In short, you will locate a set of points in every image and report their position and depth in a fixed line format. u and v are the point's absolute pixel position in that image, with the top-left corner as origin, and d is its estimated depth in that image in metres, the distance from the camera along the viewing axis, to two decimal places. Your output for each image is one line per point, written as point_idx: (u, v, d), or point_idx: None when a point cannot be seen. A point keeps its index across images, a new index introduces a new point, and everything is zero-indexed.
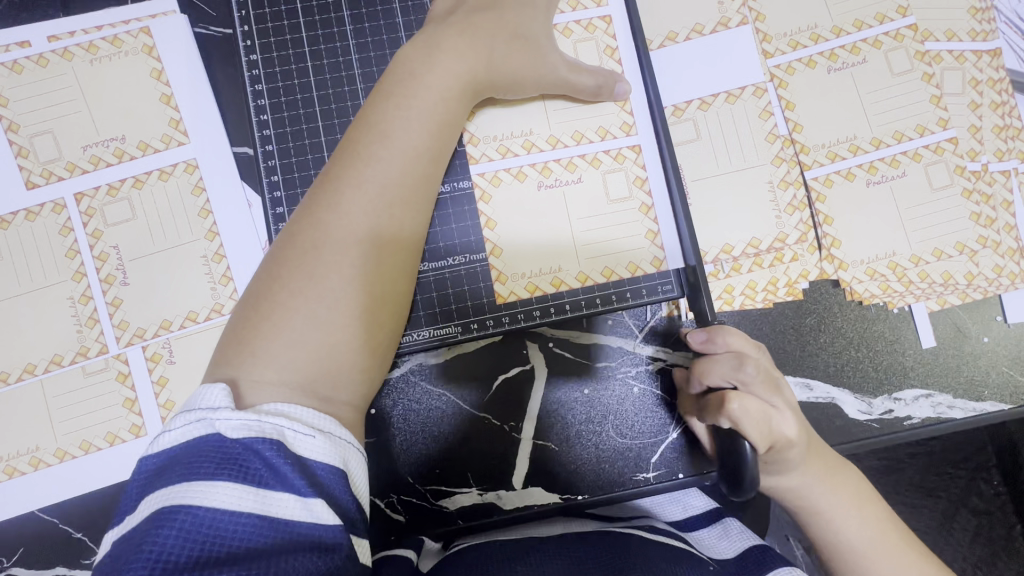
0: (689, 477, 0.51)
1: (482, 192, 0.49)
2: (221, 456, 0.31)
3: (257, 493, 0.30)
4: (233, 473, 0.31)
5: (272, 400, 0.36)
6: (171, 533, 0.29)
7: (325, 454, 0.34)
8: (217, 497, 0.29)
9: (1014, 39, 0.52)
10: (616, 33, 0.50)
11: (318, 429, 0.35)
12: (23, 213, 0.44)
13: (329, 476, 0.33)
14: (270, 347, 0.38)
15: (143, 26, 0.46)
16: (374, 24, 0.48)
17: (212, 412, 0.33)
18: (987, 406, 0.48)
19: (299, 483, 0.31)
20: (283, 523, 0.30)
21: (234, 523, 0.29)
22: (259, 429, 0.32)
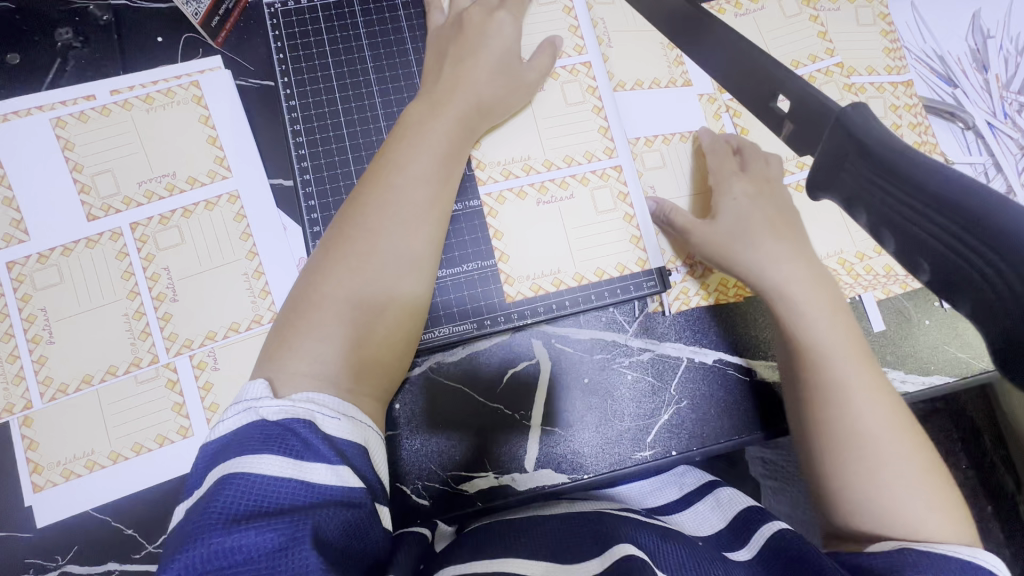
0: (682, 454, 0.53)
1: (489, 209, 0.52)
2: (265, 434, 0.35)
3: (297, 463, 0.34)
4: (278, 446, 0.34)
5: (302, 390, 0.39)
6: (229, 496, 0.32)
7: (349, 434, 0.39)
8: (266, 466, 0.33)
9: (924, 72, 0.62)
10: (597, 75, 0.55)
11: (342, 413, 0.39)
12: (83, 241, 0.51)
13: (352, 452, 0.38)
14: (307, 341, 0.42)
15: (193, 80, 0.54)
16: (392, 64, 0.55)
17: (256, 400, 0.37)
18: (934, 379, 0.56)
19: (330, 454, 0.36)
20: (320, 486, 0.34)
21: (282, 486, 0.33)
22: (293, 412, 0.37)
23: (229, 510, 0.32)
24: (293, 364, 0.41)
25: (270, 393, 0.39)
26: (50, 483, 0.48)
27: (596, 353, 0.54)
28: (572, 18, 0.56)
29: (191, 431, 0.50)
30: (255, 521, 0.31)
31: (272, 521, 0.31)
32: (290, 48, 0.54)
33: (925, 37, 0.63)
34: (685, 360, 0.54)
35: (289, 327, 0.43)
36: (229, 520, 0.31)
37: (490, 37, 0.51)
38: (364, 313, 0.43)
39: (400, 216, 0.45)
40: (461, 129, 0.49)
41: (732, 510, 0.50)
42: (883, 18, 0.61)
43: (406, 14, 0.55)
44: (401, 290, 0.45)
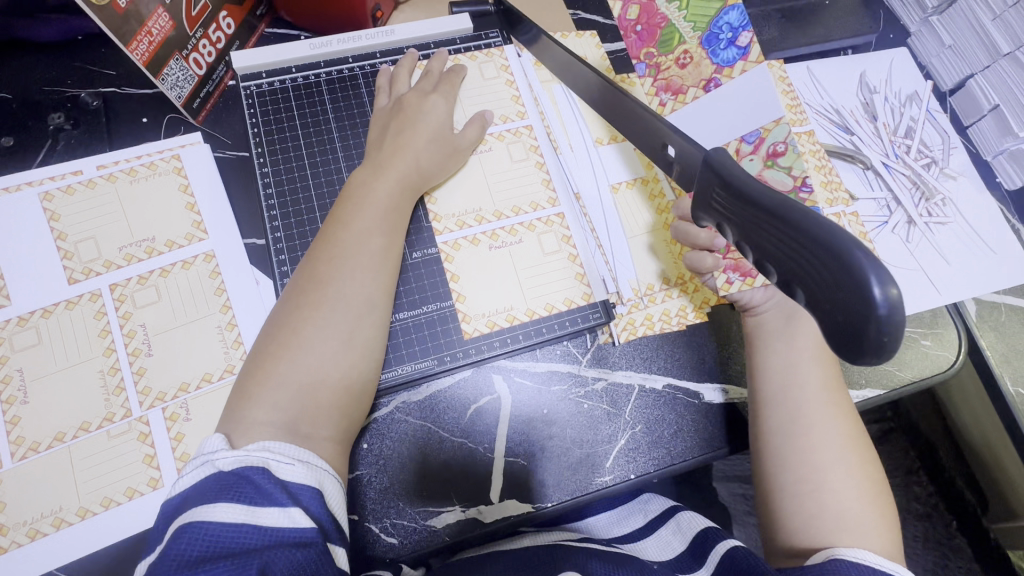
0: (641, 477, 0.56)
1: (446, 255, 0.58)
2: (221, 484, 0.38)
3: (248, 509, 0.37)
4: (232, 494, 0.38)
5: (261, 439, 0.42)
6: (188, 541, 0.36)
7: (305, 479, 0.41)
8: (218, 514, 0.36)
9: (823, 123, 0.72)
10: (538, 136, 0.63)
11: (298, 459, 0.42)
12: (63, 303, 0.54)
13: (307, 495, 0.41)
14: (268, 386, 0.45)
15: (174, 154, 0.59)
16: (356, 132, 0.61)
17: (212, 453, 0.40)
18: (865, 392, 0.61)
19: (281, 498, 0.38)
20: (271, 529, 0.37)
21: (236, 531, 0.36)
22: (248, 461, 0.40)
23: (189, 554, 0.35)
24: (263, 405, 0.44)
25: (227, 445, 0.42)
26: (15, 544, 0.48)
27: (553, 384, 0.58)
28: (513, 89, 0.64)
29: (161, 483, 0.51)
30: (207, 565, 0.35)
31: (222, 563, 0.35)
32: (263, 123, 0.60)
33: (822, 94, 0.74)
34: (636, 387, 0.58)
35: (257, 370, 0.46)
36: (189, 563, 0.35)
37: (442, 111, 0.59)
38: (328, 352, 0.47)
39: (354, 268, 0.50)
40: (412, 189, 0.55)
41: (690, 533, 0.52)
42: (782, 81, 0.72)
43: (368, 91, 0.63)
44: (359, 331, 0.49)
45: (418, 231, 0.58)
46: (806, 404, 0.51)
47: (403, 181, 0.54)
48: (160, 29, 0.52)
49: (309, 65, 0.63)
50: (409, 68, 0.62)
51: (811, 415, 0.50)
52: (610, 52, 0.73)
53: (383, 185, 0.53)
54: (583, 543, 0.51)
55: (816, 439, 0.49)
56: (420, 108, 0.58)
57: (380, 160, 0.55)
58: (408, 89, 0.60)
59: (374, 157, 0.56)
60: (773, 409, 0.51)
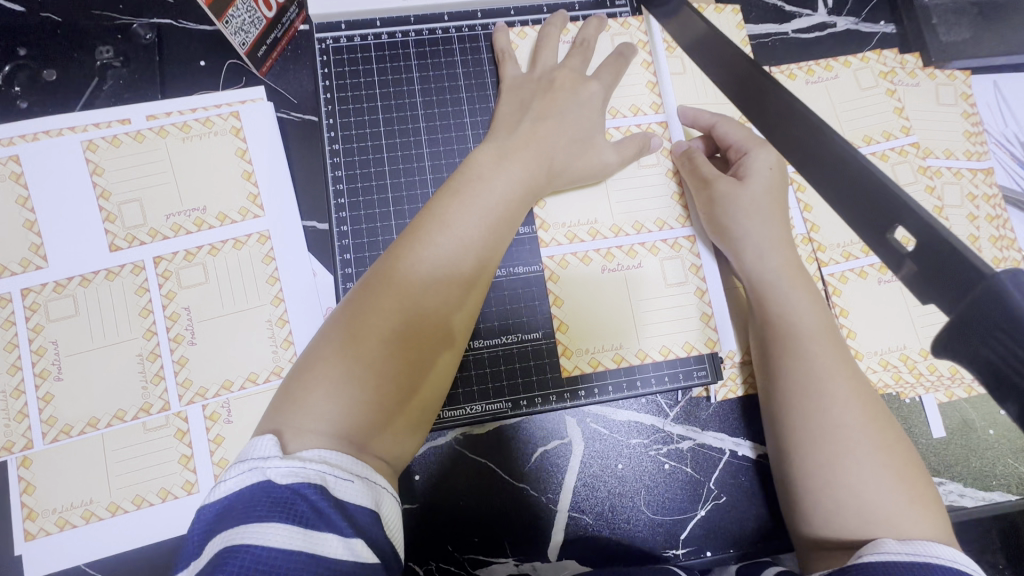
0: (717, 556, 0.49)
1: (550, 273, 0.49)
2: (271, 499, 0.32)
3: (305, 533, 0.31)
4: (285, 514, 0.31)
5: (310, 449, 0.35)
6: (232, 569, 0.29)
7: (363, 498, 0.34)
8: (270, 537, 0.30)
9: (1004, 159, 0.58)
10: (674, 136, 0.52)
11: (356, 474, 0.35)
12: (103, 272, 0.49)
13: (366, 519, 0.33)
14: (317, 401, 0.37)
15: (233, 110, 0.51)
16: (444, 110, 0.52)
17: (263, 460, 0.33)
18: (995, 495, 0.52)
19: (340, 523, 0.32)
20: (328, 562, 0.30)
21: (287, 561, 0.30)
22: (303, 474, 0.33)
23: None
24: (311, 417, 0.36)
25: (281, 451, 0.34)
26: (43, 532, 0.45)
27: (633, 436, 0.50)
28: (650, 74, 0.53)
29: (197, 488, 0.46)
30: None
31: None
32: (338, 87, 0.51)
33: (1007, 121, 0.59)
34: (727, 453, 0.50)
35: (319, 366, 0.38)
36: None
37: (560, 96, 0.48)
38: (406, 365, 0.40)
39: (437, 270, 0.41)
40: (536, 193, 0.46)
41: None
42: (965, 99, 0.58)
43: (462, 59, 0.52)
44: (432, 349, 0.41)
45: (521, 239, 0.49)
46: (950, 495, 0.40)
47: (527, 184, 0.45)
48: None
49: (396, 20, 0.52)
50: (555, 43, 0.51)
51: None
52: (752, 37, 0.59)
53: (503, 182, 0.44)
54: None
55: (848, 421, 0.39)
56: (566, 95, 0.48)
57: (506, 149, 0.46)
58: (554, 64, 0.50)
59: (501, 139, 0.46)
60: (786, 386, 0.42)
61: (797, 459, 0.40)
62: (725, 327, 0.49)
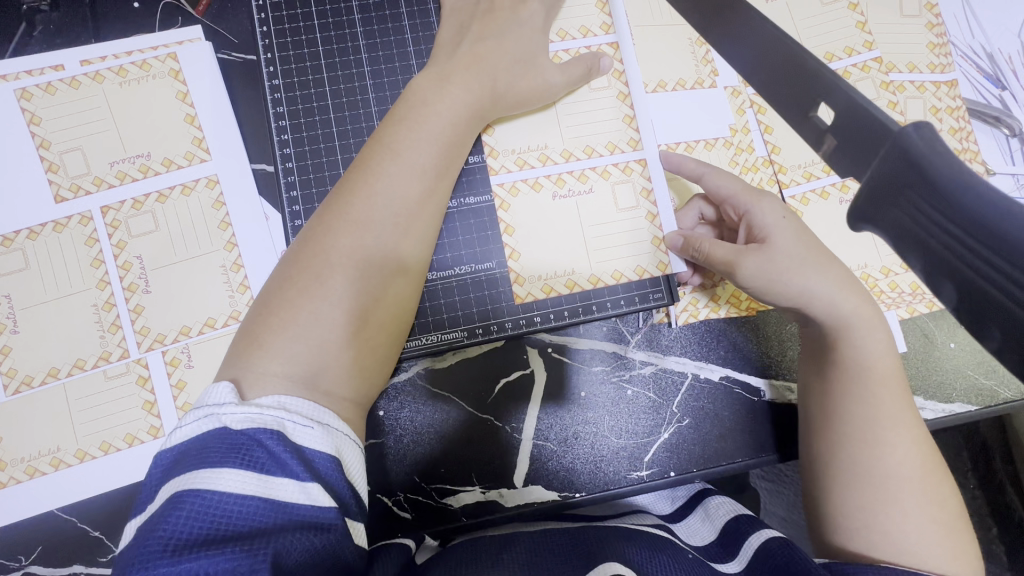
0: (680, 476, 0.50)
1: (501, 202, 0.48)
2: (226, 445, 0.30)
3: (260, 478, 0.29)
4: (240, 459, 0.29)
5: (270, 394, 0.34)
6: (182, 516, 0.28)
7: (323, 445, 0.33)
8: (224, 482, 0.29)
9: (969, 71, 0.57)
10: (625, 57, 0.51)
11: (317, 421, 0.34)
12: (51, 224, 0.48)
13: (326, 466, 0.32)
14: (264, 332, 0.37)
15: (170, 52, 0.50)
16: (385, 40, 0.50)
17: (218, 406, 0.32)
18: (955, 406, 0.53)
19: (299, 469, 0.30)
20: (285, 507, 0.29)
21: (242, 507, 0.28)
22: (260, 421, 0.31)
23: (183, 532, 0.27)
24: (257, 345, 0.36)
25: (237, 398, 0.33)
26: (13, 481, 0.45)
27: (595, 364, 0.50)
28: None
29: (162, 432, 0.47)
30: (209, 547, 0.27)
31: (228, 548, 0.27)
32: (274, 20, 0.49)
33: (974, 32, 0.57)
34: (689, 376, 0.51)
35: (269, 306, 0.38)
36: (182, 544, 0.27)
37: (504, 20, 0.47)
38: (362, 299, 0.39)
39: (389, 203, 0.41)
40: (481, 118, 0.45)
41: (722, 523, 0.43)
42: (929, 10, 0.56)
43: None
44: (390, 282, 0.41)
45: (471, 170, 0.48)
46: (891, 399, 0.41)
47: (473, 111, 0.44)
48: None
49: None
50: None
51: (920, 434, 0.41)
52: None
53: (445, 105, 0.43)
54: (642, 525, 0.44)
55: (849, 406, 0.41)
56: (508, 21, 0.47)
57: (450, 74, 0.44)
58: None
59: (443, 64, 0.45)
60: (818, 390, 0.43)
61: (831, 491, 0.41)
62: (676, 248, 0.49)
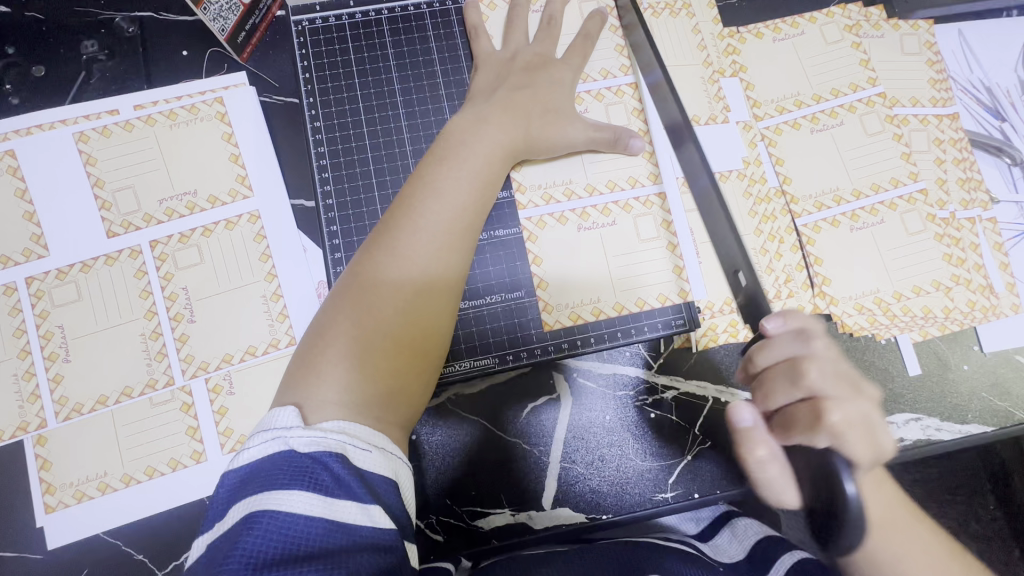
0: (704, 498, 0.51)
1: (529, 234, 0.51)
2: (294, 468, 0.33)
3: (326, 501, 0.32)
4: (307, 482, 0.32)
5: (329, 419, 0.36)
6: (258, 534, 0.31)
7: (380, 468, 0.35)
8: (295, 504, 0.31)
9: (970, 104, 0.59)
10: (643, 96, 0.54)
11: (375, 445, 0.36)
12: (103, 258, 0.51)
13: (383, 488, 0.35)
14: (317, 363, 0.39)
15: (217, 96, 0.53)
16: (419, 83, 0.53)
17: (286, 429, 0.34)
18: (972, 427, 0.54)
19: (361, 491, 0.33)
20: (349, 528, 0.32)
21: (310, 527, 0.31)
22: (324, 444, 0.34)
23: (259, 550, 0.30)
24: (310, 376, 0.38)
25: (301, 421, 0.36)
26: (63, 505, 0.47)
27: (619, 389, 0.52)
28: (619, 38, 0.55)
29: (204, 457, 0.49)
30: (283, 565, 0.30)
31: (301, 567, 0.30)
32: (316, 67, 0.53)
33: (972, 67, 0.60)
34: (711, 400, 0.52)
35: (321, 339, 0.40)
36: (260, 561, 0.30)
37: (531, 67, 0.51)
38: (409, 331, 0.41)
39: (431, 237, 0.43)
40: (512, 157, 0.48)
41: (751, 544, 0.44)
42: (929, 48, 0.59)
43: (434, 34, 0.54)
44: (433, 312, 0.43)
45: (500, 204, 0.51)
46: None
47: (505, 151, 0.47)
48: None
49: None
50: (526, 18, 0.53)
51: None
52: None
53: (479, 146, 0.46)
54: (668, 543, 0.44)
55: None
56: (534, 68, 0.51)
57: (485, 117, 0.48)
58: (526, 44, 0.52)
59: (475, 108, 0.48)
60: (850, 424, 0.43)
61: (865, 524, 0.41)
62: (696, 275, 0.51)
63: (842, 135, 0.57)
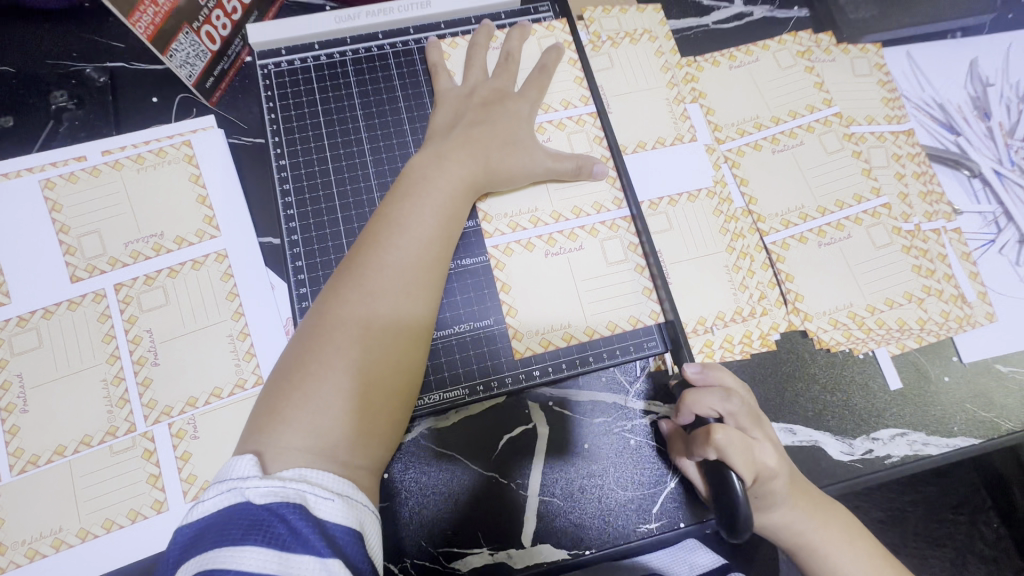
0: (689, 526, 0.49)
1: (496, 262, 0.51)
2: (249, 521, 0.32)
3: (280, 556, 0.31)
4: (261, 536, 0.31)
5: (292, 466, 0.35)
6: None
7: (344, 517, 0.34)
8: (246, 560, 0.30)
9: (924, 121, 0.61)
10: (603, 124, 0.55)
11: (338, 492, 0.35)
12: (65, 303, 0.50)
13: (346, 539, 0.33)
14: (281, 408, 0.38)
15: (185, 139, 0.54)
16: (384, 120, 0.54)
17: (243, 480, 0.34)
18: (959, 440, 0.53)
19: (319, 544, 0.31)
20: None
21: None
22: (283, 494, 0.33)
23: None
24: (272, 420, 0.37)
25: (260, 470, 0.35)
26: (13, 565, 0.44)
27: (597, 416, 0.51)
28: (577, 70, 0.57)
29: (165, 506, 0.47)
30: None
31: None
32: (281, 108, 0.54)
33: (923, 86, 0.62)
34: None
35: (285, 383, 0.39)
36: None
37: (491, 102, 0.52)
38: (379, 370, 0.40)
39: (400, 273, 0.43)
40: (474, 189, 0.49)
41: None
42: (879, 69, 0.62)
43: (398, 72, 0.56)
44: (404, 350, 0.42)
45: (466, 234, 0.51)
46: None
47: (467, 183, 0.48)
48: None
49: (334, 42, 0.56)
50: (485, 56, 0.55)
51: None
52: (675, 31, 0.63)
53: (440, 180, 0.47)
54: None
55: None
56: (495, 103, 0.52)
57: (446, 152, 0.49)
58: (484, 78, 0.53)
59: (438, 143, 0.49)
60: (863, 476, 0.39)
61: None
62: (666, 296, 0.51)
63: (802, 154, 0.58)
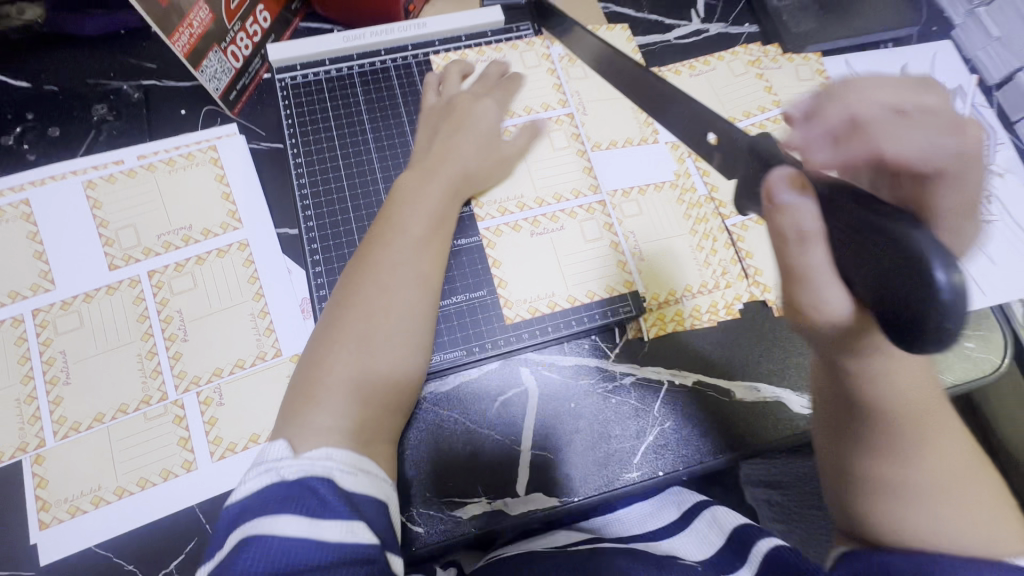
0: (667, 473, 0.54)
1: (488, 241, 0.58)
2: (284, 494, 0.36)
3: (314, 519, 0.35)
4: (297, 504, 0.35)
5: (322, 446, 0.41)
6: (250, 556, 0.32)
7: (367, 489, 0.40)
8: (284, 523, 0.34)
9: None
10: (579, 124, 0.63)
11: (359, 469, 0.41)
12: (104, 288, 0.56)
13: (369, 509, 0.38)
14: (316, 378, 0.44)
15: (211, 145, 0.61)
16: (387, 124, 0.62)
17: (277, 461, 0.39)
18: None
19: (348, 508, 0.36)
20: (337, 544, 0.34)
21: (301, 543, 0.33)
22: (313, 470, 0.38)
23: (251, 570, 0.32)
24: (310, 388, 0.44)
25: (291, 452, 0.40)
26: (56, 520, 0.49)
27: (581, 378, 0.57)
28: (555, 79, 0.65)
29: (195, 465, 0.52)
30: None
31: None
32: (297, 114, 0.62)
33: None
34: (665, 382, 0.57)
35: (319, 358, 0.46)
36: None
37: (481, 106, 0.60)
38: (393, 338, 0.47)
39: (400, 253, 0.50)
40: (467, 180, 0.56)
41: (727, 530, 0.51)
42: (820, 74, 0.70)
43: (399, 83, 0.64)
44: (412, 319, 0.49)
45: (461, 218, 0.58)
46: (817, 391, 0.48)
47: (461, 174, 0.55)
48: (201, 22, 0.53)
49: (342, 58, 0.64)
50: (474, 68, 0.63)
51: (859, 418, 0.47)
52: (641, 46, 0.72)
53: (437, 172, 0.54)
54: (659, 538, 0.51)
55: None
56: (484, 108, 0.60)
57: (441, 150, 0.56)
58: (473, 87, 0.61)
59: (434, 141, 0.57)
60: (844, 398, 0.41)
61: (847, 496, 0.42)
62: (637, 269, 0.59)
63: None
